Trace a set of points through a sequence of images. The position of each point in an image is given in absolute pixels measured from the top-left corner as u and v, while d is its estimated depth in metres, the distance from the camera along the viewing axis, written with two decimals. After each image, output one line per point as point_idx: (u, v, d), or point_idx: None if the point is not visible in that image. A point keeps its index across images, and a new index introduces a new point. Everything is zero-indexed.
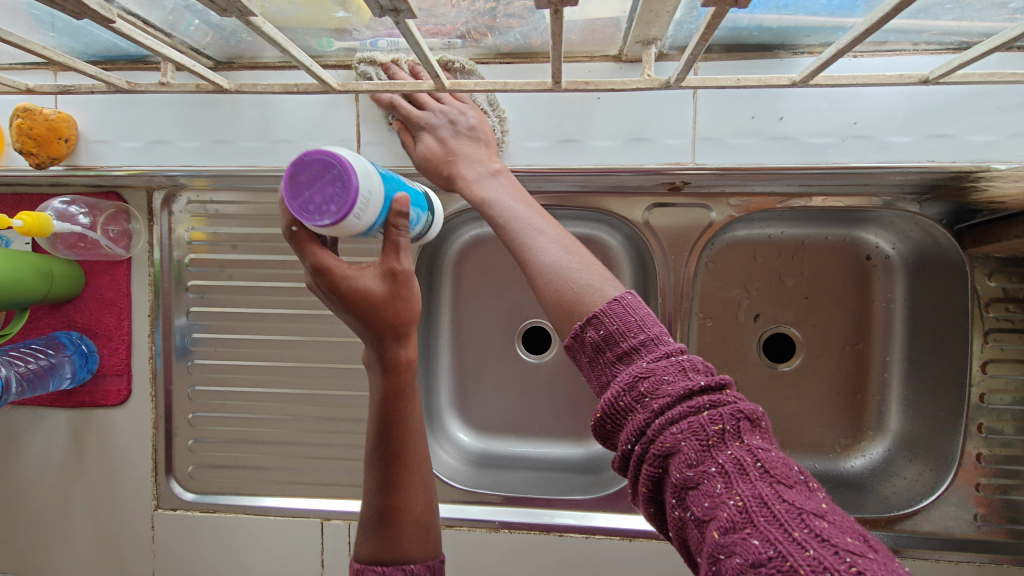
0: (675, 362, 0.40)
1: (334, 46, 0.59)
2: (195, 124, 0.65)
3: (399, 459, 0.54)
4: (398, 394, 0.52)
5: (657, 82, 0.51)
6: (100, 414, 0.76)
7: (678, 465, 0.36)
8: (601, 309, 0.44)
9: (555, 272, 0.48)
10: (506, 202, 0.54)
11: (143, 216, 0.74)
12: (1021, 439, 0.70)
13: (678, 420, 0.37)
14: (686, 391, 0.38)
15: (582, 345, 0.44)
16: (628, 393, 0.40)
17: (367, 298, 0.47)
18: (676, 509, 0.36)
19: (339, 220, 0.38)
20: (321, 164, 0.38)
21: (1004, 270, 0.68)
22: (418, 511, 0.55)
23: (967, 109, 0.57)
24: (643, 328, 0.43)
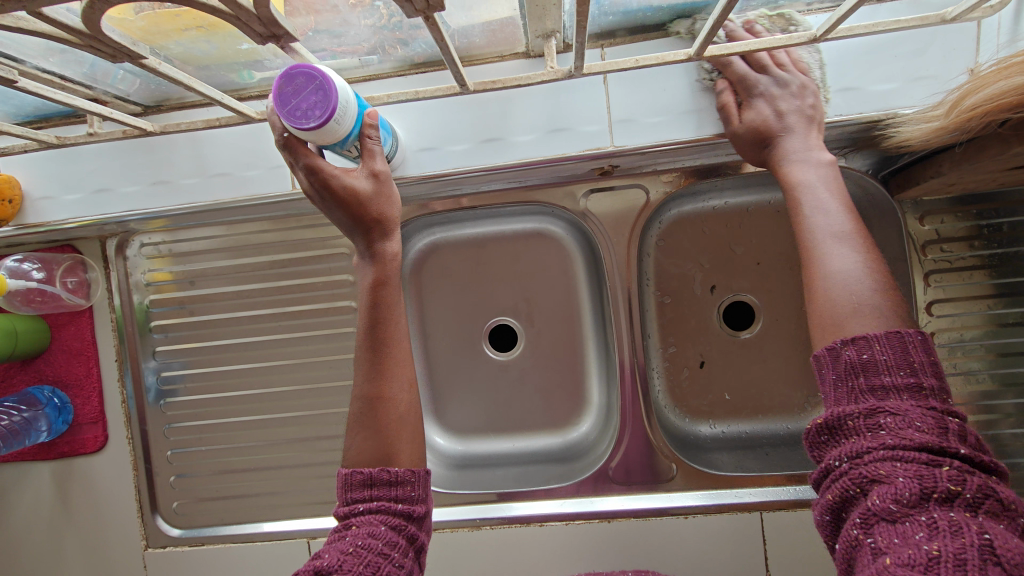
0: (935, 418, 0.41)
1: (255, 77, 0.60)
2: (134, 169, 0.67)
3: (384, 347, 0.57)
4: (383, 282, 0.57)
5: (561, 73, 0.55)
6: (81, 462, 0.78)
7: (884, 494, 0.38)
8: (875, 336, 0.45)
9: (842, 282, 0.49)
10: (817, 197, 0.53)
11: (99, 265, 0.76)
12: (980, 374, 0.72)
13: (909, 461, 0.39)
14: (933, 444, 0.40)
15: (835, 361, 0.46)
16: (864, 416, 0.43)
17: (354, 194, 0.53)
18: (858, 529, 0.39)
19: (324, 123, 0.47)
20: (305, 78, 0.46)
21: (935, 213, 0.70)
22: (403, 407, 0.56)
23: (866, 62, 0.59)
24: (915, 374, 0.43)
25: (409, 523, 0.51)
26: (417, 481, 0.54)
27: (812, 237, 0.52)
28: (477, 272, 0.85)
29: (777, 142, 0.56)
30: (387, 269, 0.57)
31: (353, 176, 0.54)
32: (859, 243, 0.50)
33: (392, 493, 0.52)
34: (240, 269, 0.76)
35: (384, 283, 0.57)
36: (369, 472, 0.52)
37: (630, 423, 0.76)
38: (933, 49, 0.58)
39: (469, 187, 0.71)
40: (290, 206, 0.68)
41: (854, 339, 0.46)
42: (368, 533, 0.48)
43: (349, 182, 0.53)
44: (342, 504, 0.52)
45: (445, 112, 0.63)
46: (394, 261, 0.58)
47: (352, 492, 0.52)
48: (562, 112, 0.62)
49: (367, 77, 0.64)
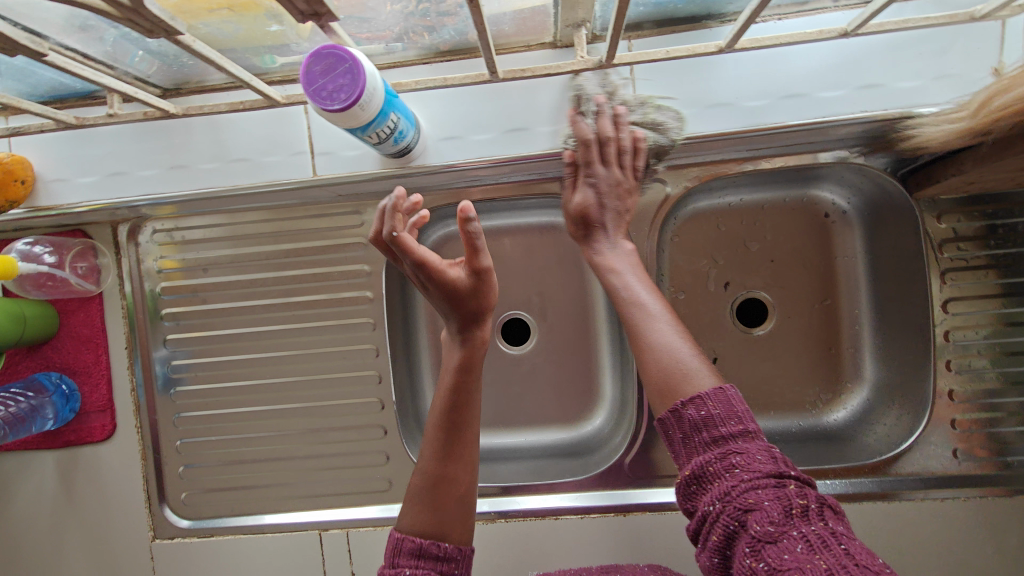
0: (769, 451, 0.47)
1: (277, 62, 0.60)
2: (151, 154, 0.66)
3: (460, 426, 0.59)
4: (468, 367, 0.61)
5: (592, 63, 0.56)
6: (87, 451, 0.76)
7: (759, 519, 0.42)
8: (705, 393, 0.51)
9: (667, 353, 0.54)
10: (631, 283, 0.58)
11: (110, 251, 0.74)
12: (990, 372, 0.73)
13: (764, 487, 0.44)
14: (776, 471, 0.45)
15: (680, 422, 0.50)
16: (719, 461, 0.47)
17: (453, 288, 0.58)
18: (749, 558, 0.41)
19: (349, 106, 0.47)
20: (335, 59, 0.46)
21: (950, 212, 0.71)
22: (464, 487, 0.58)
23: (893, 58, 0.58)
24: (744, 422, 0.49)
25: None
26: (462, 559, 0.55)
27: (632, 316, 0.57)
28: (491, 265, 0.84)
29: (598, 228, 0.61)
30: (473, 355, 0.61)
31: (455, 272, 0.58)
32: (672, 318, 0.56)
33: (437, 567, 0.53)
34: (254, 256, 0.75)
35: (467, 369, 0.61)
36: (421, 542, 0.53)
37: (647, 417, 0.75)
38: (958, 47, 0.58)
39: (488, 178, 0.71)
40: (309, 193, 0.67)
41: (693, 399, 0.51)
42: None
43: (449, 278, 0.57)
44: (387, 566, 0.53)
45: (470, 100, 0.63)
46: (481, 348, 0.62)
47: (399, 557, 0.53)
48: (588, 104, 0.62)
49: (391, 65, 0.63)
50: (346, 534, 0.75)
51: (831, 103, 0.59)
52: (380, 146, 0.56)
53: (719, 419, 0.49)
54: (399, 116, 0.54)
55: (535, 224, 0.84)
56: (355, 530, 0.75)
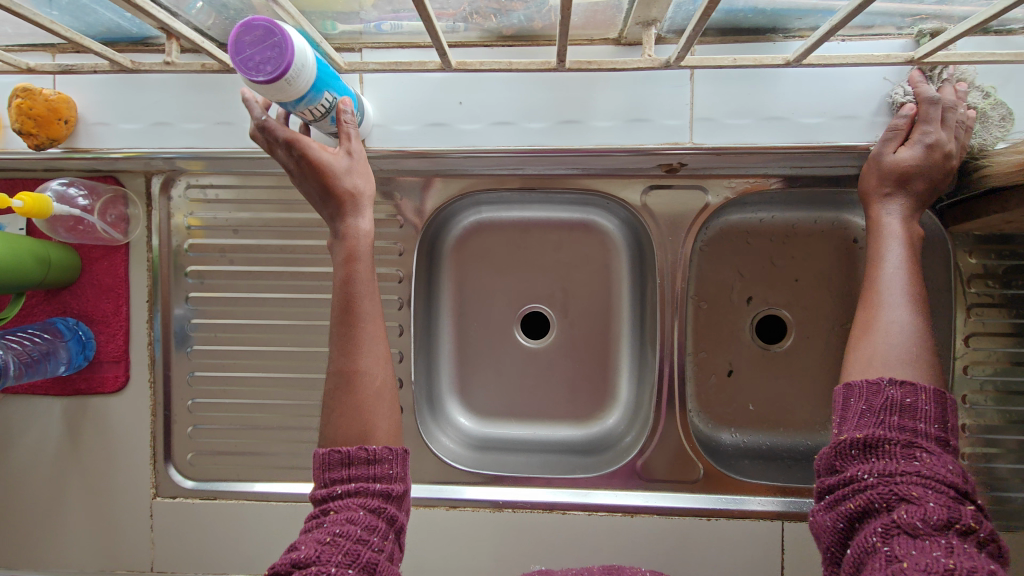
0: (961, 471, 0.44)
1: (337, 29, 0.60)
2: (196, 106, 0.64)
3: (357, 323, 0.53)
4: (354, 257, 0.54)
5: (658, 62, 0.59)
6: (96, 401, 0.75)
7: (911, 512, 0.40)
8: (923, 387, 0.47)
9: (898, 334, 0.51)
10: (891, 256, 0.54)
11: (141, 202, 0.73)
12: (1001, 410, 0.74)
13: (934, 490, 0.41)
14: (958, 488, 0.42)
15: (877, 395, 0.48)
16: (901, 445, 0.44)
17: (330, 168, 0.53)
18: (876, 536, 0.40)
19: (274, 80, 0.43)
20: (264, 31, 0.42)
21: (981, 248, 0.72)
22: (378, 381, 0.53)
23: None
24: (945, 433, 0.46)
25: (388, 504, 0.48)
26: (394, 458, 0.50)
27: (887, 284, 0.53)
28: (519, 258, 0.84)
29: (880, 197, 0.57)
30: (357, 244, 0.54)
31: (330, 152, 0.53)
32: (913, 298, 0.52)
33: (369, 472, 0.49)
34: (287, 222, 0.74)
35: (357, 261, 0.54)
36: (348, 451, 0.49)
37: (662, 422, 0.76)
38: (1010, 86, 0.58)
39: (530, 167, 0.71)
40: None
41: (903, 384, 0.47)
42: (345, 520, 0.45)
43: (328, 159, 0.53)
44: (319, 486, 0.49)
45: (527, 86, 0.62)
46: (366, 238, 0.55)
47: (329, 472, 0.49)
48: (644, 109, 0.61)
49: (452, 44, 0.63)
50: None
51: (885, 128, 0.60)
52: (315, 123, 0.53)
53: (922, 415, 0.46)
54: (336, 95, 0.52)
55: (567, 220, 0.84)
56: None
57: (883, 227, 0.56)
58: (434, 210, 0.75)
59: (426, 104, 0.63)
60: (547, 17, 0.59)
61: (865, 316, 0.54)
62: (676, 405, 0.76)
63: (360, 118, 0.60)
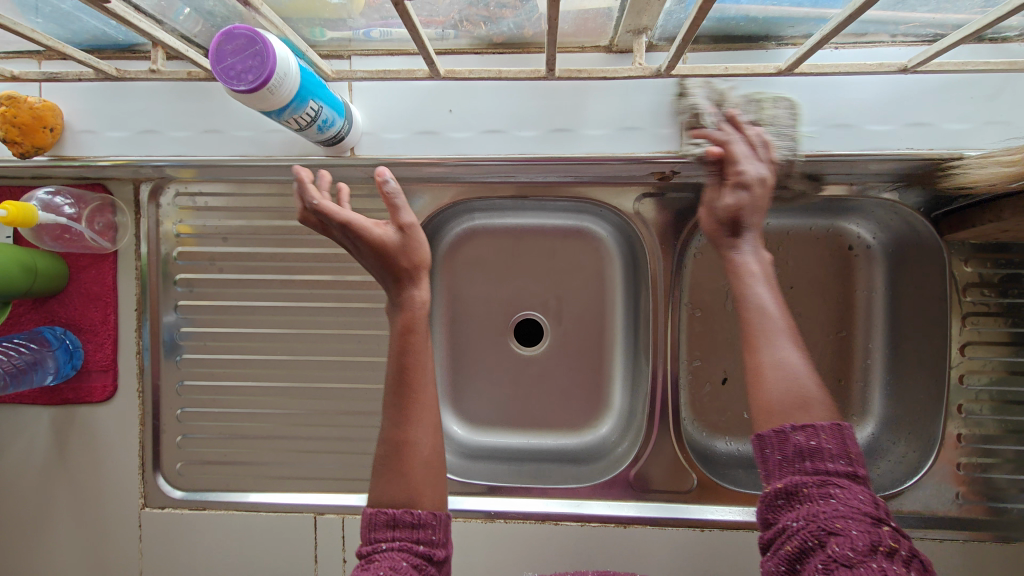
0: (872, 497, 0.44)
1: (326, 36, 0.60)
2: (184, 113, 0.64)
3: (410, 391, 0.54)
4: (411, 329, 0.55)
5: (649, 71, 0.58)
6: (84, 411, 0.74)
7: (841, 543, 0.40)
8: (822, 424, 0.47)
9: (784, 372, 0.50)
10: (768, 298, 0.53)
11: (129, 210, 0.73)
12: (997, 419, 0.73)
13: (856, 520, 0.41)
14: (873, 515, 0.42)
15: (784, 442, 0.48)
16: (818, 485, 0.44)
17: (385, 245, 0.54)
18: (819, 575, 0.40)
19: (255, 89, 0.42)
20: (246, 40, 0.42)
21: (976, 256, 0.71)
22: (428, 452, 0.53)
23: (941, 98, 0.58)
24: (853, 464, 0.46)
25: (429, 566, 0.47)
26: (438, 524, 0.50)
27: (765, 322, 0.52)
28: (512, 265, 0.84)
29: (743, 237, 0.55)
30: (415, 314, 0.55)
31: (383, 229, 0.55)
32: (789, 332, 0.52)
33: (414, 536, 0.49)
34: (278, 229, 0.74)
35: (412, 331, 0.55)
36: (394, 512, 0.49)
37: (655, 431, 0.75)
38: (1006, 94, 0.58)
39: (523, 175, 0.70)
40: (341, 171, 0.66)
41: (805, 426, 0.48)
42: (390, 568, 0.45)
43: (380, 235, 0.54)
44: (364, 545, 0.49)
45: (517, 94, 0.61)
46: (423, 308, 0.56)
47: (374, 532, 0.49)
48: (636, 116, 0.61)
49: (441, 51, 0.62)
50: (341, 520, 0.74)
51: (879, 136, 0.59)
52: (303, 132, 0.52)
53: (828, 454, 0.46)
54: (322, 104, 0.51)
55: (560, 227, 0.83)
56: (350, 517, 0.74)
57: (742, 269, 0.54)
58: (425, 218, 0.74)
59: (416, 112, 0.62)
60: (537, 24, 0.58)
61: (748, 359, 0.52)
62: (670, 414, 0.75)
63: (349, 127, 0.58)
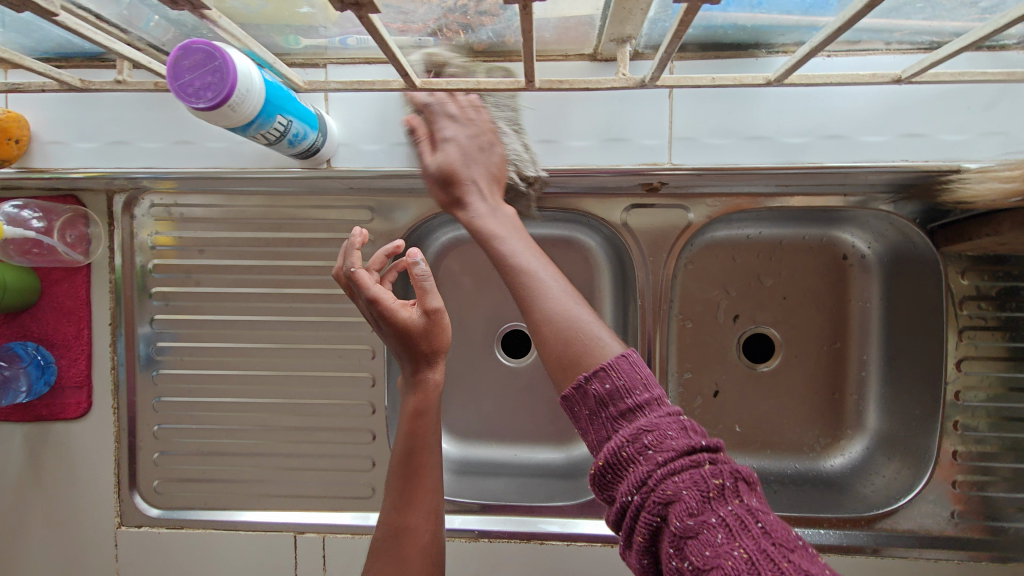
0: (678, 420, 0.42)
1: (301, 43, 0.57)
2: (155, 123, 0.62)
3: (416, 476, 0.57)
4: (421, 412, 0.56)
5: (633, 82, 0.52)
6: (59, 428, 0.72)
7: (678, 513, 0.37)
8: (609, 363, 0.45)
9: (560, 315, 0.48)
10: (516, 247, 0.51)
11: (102, 221, 0.70)
12: (995, 436, 0.71)
13: (681, 471, 0.38)
14: (689, 449, 0.40)
15: (586, 397, 0.44)
16: (632, 446, 0.40)
17: (406, 330, 0.53)
18: (676, 559, 0.37)
19: (215, 106, 0.40)
20: (204, 55, 0.40)
21: (973, 269, 0.69)
22: (427, 538, 0.55)
23: (937, 109, 0.56)
24: (649, 391, 0.43)
25: None
26: None
27: (528, 277, 0.50)
28: (499, 275, 0.82)
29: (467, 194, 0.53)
30: (427, 398, 0.56)
31: (408, 310, 0.53)
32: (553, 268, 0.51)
33: None
34: (257, 242, 0.72)
35: (421, 414, 0.56)
36: None
37: None
38: (1003, 104, 0.56)
39: None
40: (318, 183, 0.64)
41: (597, 372, 0.44)
42: None
43: (403, 320, 0.53)
44: None
45: (499, 105, 0.59)
46: (436, 390, 0.57)
47: None
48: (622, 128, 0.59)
49: (421, 58, 0.60)
50: (322, 539, 0.73)
51: (872, 148, 0.57)
52: (274, 146, 0.50)
53: (626, 390, 0.43)
54: (291, 117, 0.49)
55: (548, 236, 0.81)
56: (332, 535, 0.72)
57: (484, 232, 0.52)
58: (408, 229, 0.72)
59: (394, 123, 0.61)
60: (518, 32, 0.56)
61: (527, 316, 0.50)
62: None
63: (324, 138, 0.56)
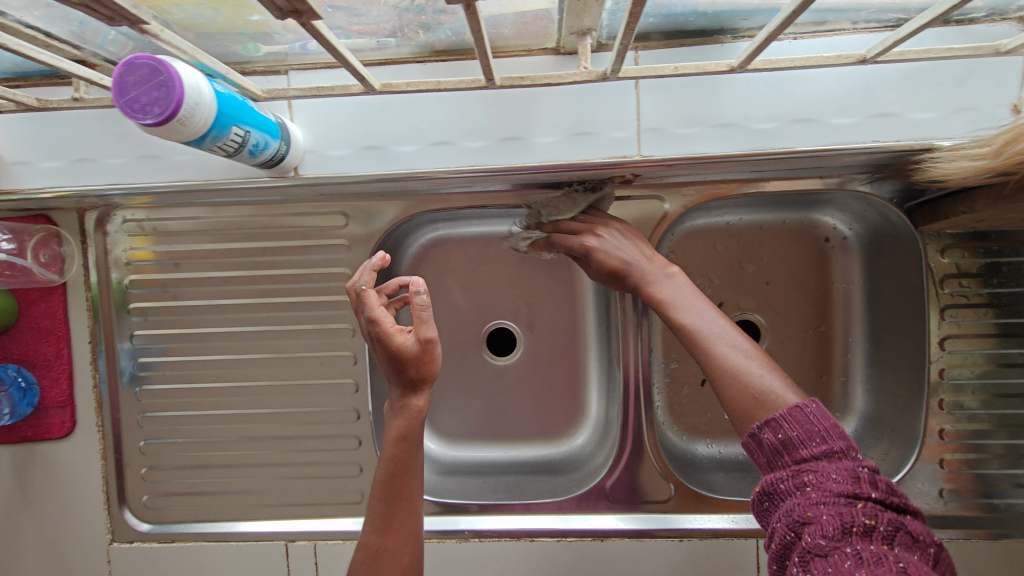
0: (849, 470, 0.42)
1: (261, 51, 0.57)
2: (120, 139, 0.61)
3: (397, 499, 0.57)
4: (403, 438, 0.57)
5: (594, 75, 0.52)
6: (45, 448, 0.72)
7: (812, 532, 0.39)
8: (780, 413, 0.47)
9: (740, 374, 0.51)
10: (700, 315, 0.56)
11: (75, 238, 0.70)
12: (986, 413, 0.71)
13: (829, 502, 0.40)
14: (850, 493, 0.40)
15: (759, 445, 0.47)
16: (790, 478, 0.44)
17: (398, 354, 0.53)
18: (798, 570, 0.39)
19: (163, 122, 0.39)
20: (150, 70, 0.39)
21: (954, 247, 0.69)
22: (405, 559, 0.57)
23: (906, 87, 0.56)
24: (826, 441, 0.44)
25: None
26: None
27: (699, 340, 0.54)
28: (479, 274, 0.81)
29: (630, 273, 0.60)
30: (410, 423, 0.57)
31: (404, 335, 0.53)
32: (740, 338, 0.54)
33: None
34: (231, 253, 0.71)
35: (405, 438, 0.57)
36: None
37: (630, 442, 0.73)
38: (974, 79, 0.55)
39: (480, 185, 0.67)
40: (288, 191, 0.63)
41: (768, 421, 0.47)
42: None
43: (397, 344, 0.53)
44: None
45: (464, 105, 0.59)
46: (420, 416, 0.57)
47: None
48: (589, 125, 0.58)
49: (381, 60, 0.59)
50: (314, 546, 0.73)
51: (842, 131, 0.57)
52: (235, 157, 0.50)
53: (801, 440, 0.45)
54: (249, 128, 0.48)
55: None
56: (324, 542, 0.73)
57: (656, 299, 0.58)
58: (384, 233, 0.72)
59: (360, 127, 0.60)
60: None
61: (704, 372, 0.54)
62: (645, 422, 0.73)
63: (287, 146, 0.56)
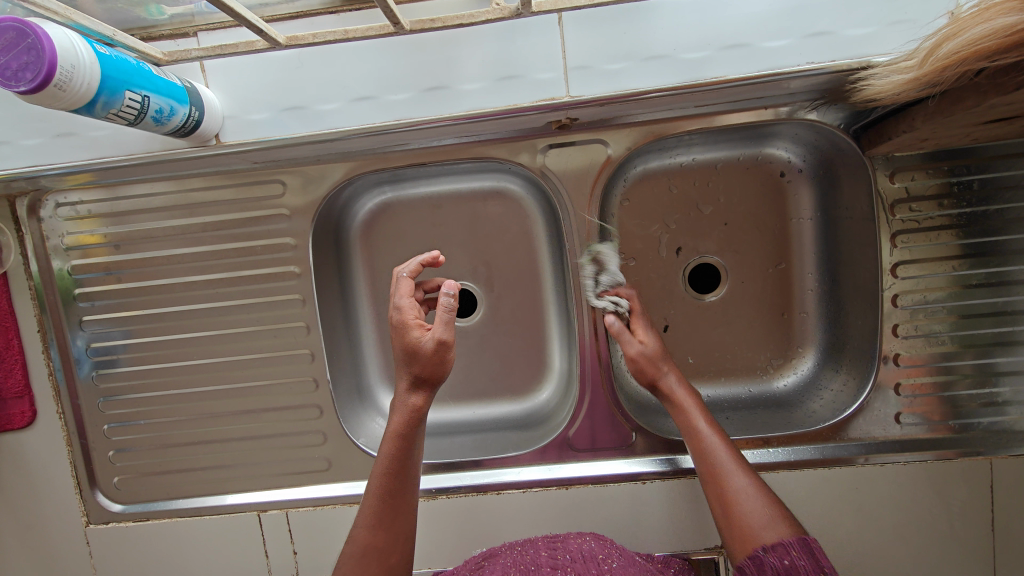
0: None
1: (166, 13, 0.54)
2: (32, 119, 0.59)
3: (395, 496, 0.58)
4: (401, 435, 0.57)
5: (507, 11, 0.53)
6: (7, 439, 0.72)
7: None
8: (787, 540, 0.52)
9: (745, 504, 0.56)
10: (716, 442, 0.61)
11: (9, 226, 0.69)
12: (949, 336, 0.70)
13: None
14: None
15: (763, 566, 0.52)
16: None
17: (412, 348, 0.56)
18: None
19: (38, 89, 0.38)
20: (15, 33, 0.37)
21: (906, 170, 0.67)
22: (396, 551, 0.58)
23: (837, 3, 0.54)
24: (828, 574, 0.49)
25: None
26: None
27: (716, 458, 0.60)
28: (432, 236, 0.79)
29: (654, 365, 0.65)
30: (408, 420, 0.57)
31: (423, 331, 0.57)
32: (743, 465, 0.59)
33: None
34: (170, 231, 0.70)
35: (405, 436, 0.57)
36: None
37: (590, 390, 0.73)
38: None
39: (415, 141, 0.65)
40: (213, 161, 0.61)
41: (774, 546, 0.52)
42: None
43: (412, 337, 0.56)
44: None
45: (383, 56, 0.56)
46: (418, 416, 0.58)
47: None
48: (513, 67, 0.56)
49: (293, 15, 0.56)
50: (286, 515, 0.74)
51: (775, 53, 0.54)
52: (138, 126, 0.48)
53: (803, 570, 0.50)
54: (148, 92, 0.46)
55: (477, 189, 0.78)
56: (294, 510, 0.73)
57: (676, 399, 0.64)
58: (325, 199, 0.70)
59: (279, 87, 0.57)
60: None
61: (714, 491, 0.59)
62: (604, 370, 0.73)
63: (201, 111, 0.54)
